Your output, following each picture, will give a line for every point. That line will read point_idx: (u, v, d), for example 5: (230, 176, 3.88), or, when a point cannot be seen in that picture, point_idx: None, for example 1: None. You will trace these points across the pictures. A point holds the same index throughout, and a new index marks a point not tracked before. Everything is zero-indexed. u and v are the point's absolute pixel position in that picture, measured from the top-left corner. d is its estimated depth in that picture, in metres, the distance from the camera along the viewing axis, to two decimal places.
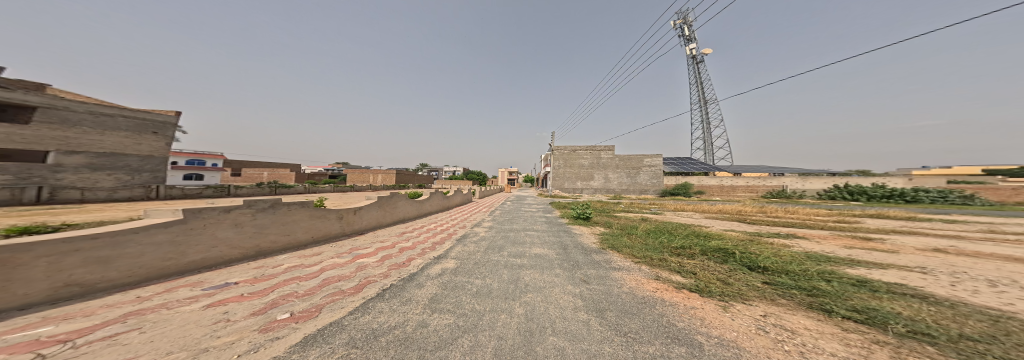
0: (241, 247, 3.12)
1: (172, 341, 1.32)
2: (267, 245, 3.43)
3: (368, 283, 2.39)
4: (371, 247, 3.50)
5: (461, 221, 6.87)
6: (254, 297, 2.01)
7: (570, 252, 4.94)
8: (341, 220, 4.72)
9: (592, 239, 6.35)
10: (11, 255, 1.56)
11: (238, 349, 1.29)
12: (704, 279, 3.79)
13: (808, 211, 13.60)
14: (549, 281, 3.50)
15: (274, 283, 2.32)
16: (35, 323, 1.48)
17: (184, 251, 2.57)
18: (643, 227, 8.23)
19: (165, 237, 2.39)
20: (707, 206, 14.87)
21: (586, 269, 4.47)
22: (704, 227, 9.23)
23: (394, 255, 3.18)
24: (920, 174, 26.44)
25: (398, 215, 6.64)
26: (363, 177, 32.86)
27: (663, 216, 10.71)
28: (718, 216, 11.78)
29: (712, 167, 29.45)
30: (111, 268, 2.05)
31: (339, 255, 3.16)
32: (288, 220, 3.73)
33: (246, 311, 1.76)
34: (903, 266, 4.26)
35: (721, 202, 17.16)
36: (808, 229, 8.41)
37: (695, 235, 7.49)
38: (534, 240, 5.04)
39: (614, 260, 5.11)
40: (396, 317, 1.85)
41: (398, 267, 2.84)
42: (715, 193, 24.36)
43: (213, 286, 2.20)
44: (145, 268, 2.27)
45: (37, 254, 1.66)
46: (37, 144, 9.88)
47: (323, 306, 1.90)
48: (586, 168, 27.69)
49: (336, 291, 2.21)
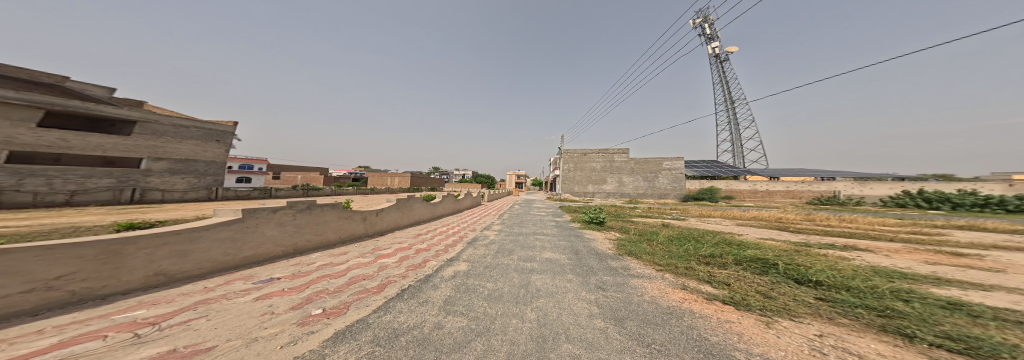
0: (283, 245, 3.52)
1: (230, 330, 1.56)
2: (303, 243, 3.82)
3: (390, 283, 2.58)
4: (391, 248, 3.75)
5: (474, 224, 7.05)
6: (293, 292, 2.28)
7: (583, 257, 4.84)
8: (365, 221, 5.10)
9: (607, 244, 6.16)
10: (120, 247, 1.97)
11: (281, 341, 1.48)
12: (741, 291, 3.47)
13: (870, 220, 11.81)
14: (561, 286, 3.49)
15: (310, 279, 2.62)
16: (133, 306, 1.83)
17: (240, 247, 2.97)
18: (664, 233, 7.78)
19: (227, 234, 2.80)
20: (737, 213, 13.62)
21: (601, 275, 4.35)
22: (736, 235, 8.47)
23: (411, 256, 3.38)
24: (1021, 179, 21.84)
25: (414, 217, 6.99)
26: (384, 179, 34.92)
27: (687, 222, 9.99)
28: (753, 223, 10.71)
29: (744, 171, 26.91)
30: (186, 261, 2.45)
31: (365, 255, 3.46)
32: (323, 220, 4.15)
33: (286, 305, 2.00)
34: (1013, 289, 3.56)
35: (756, 209, 15.59)
36: (870, 241, 7.32)
37: (725, 243, 6.90)
38: (545, 244, 5.02)
39: (633, 267, 4.92)
40: (414, 317, 1.99)
41: (415, 268, 3.01)
42: (749, 199, 22.20)
43: (261, 281, 2.52)
44: (211, 260, 2.67)
45: (136, 247, 2.07)
46: (134, 153, 11.88)
47: (350, 304, 2.10)
48: (598, 172, 26.75)
49: (361, 289, 2.42)
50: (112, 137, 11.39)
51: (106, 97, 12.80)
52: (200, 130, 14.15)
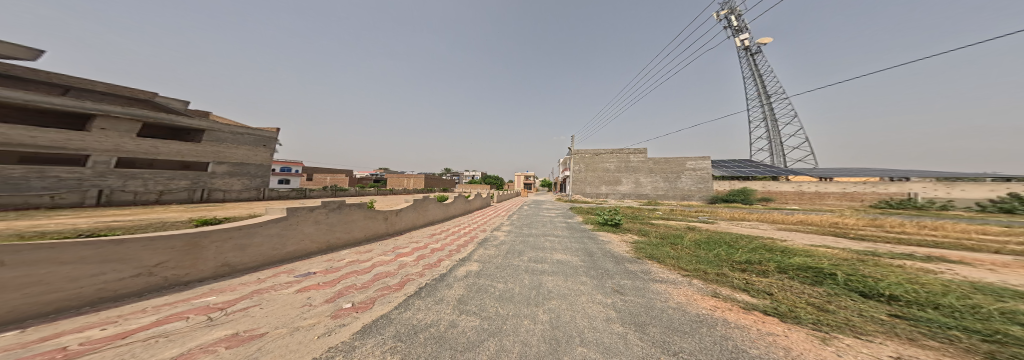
0: (319, 241, 3.94)
1: (278, 319, 1.82)
2: (335, 240, 4.25)
3: (409, 280, 2.79)
4: (409, 247, 4.02)
5: (484, 225, 7.24)
6: (326, 286, 2.58)
7: (597, 259, 4.74)
8: (386, 220, 5.49)
9: (624, 247, 5.93)
10: (198, 240, 2.40)
11: (318, 331, 1.71)
12: (788, 303, 3.16)
13: (958, 227, 9.85)
14: (574, 288, 3.47)
15: (340, 274, 2.93)
16: (207, 292, 2.22)
17: (285, 243, 3.40)
18: (690, 237, 7.27)
19: (276, 230, 3.23)
20: (771, 216, 12.32)
21: (619, 278, 4.24)
22: (779, 241, 7.54)
23: (427, 256, 3.60)
24: None
25: (428, 217, 7.34)
26: (401, 180, 36.82)
27: (716, 225, 9.17)
28: (799, 228, 9.50)
29: (786, 171, 24.02)
30: (245, 254, 2.88)
31: (386, 253, 3.76)
32: (351, 219, 4.56)
33: (322, 298, 2.28)
34: None
35: (801, 212, 13.79)
36: (959, 252, 6.12)
37: (766, 249, 6.24)
38: (555, 245, 5.01)
39: (655, 271, 4.71)
40: (431, 315, 2.13)
41: (431, 267, 3.21)
42: (792, 202, 19.76)
43: (301, 274, 2.88)
44: (264, 254, 3.10)
45: (211, 240, 2.51)
46: (202, 157, 13.95)
47: (375, 300, 2.31)
48: (612, 173, 25.52)
49: (384, 286, 2.65)
50: (188, 145, 13.51)
51: (183, 109, 15.17)
52: (252, 136, 16.21)
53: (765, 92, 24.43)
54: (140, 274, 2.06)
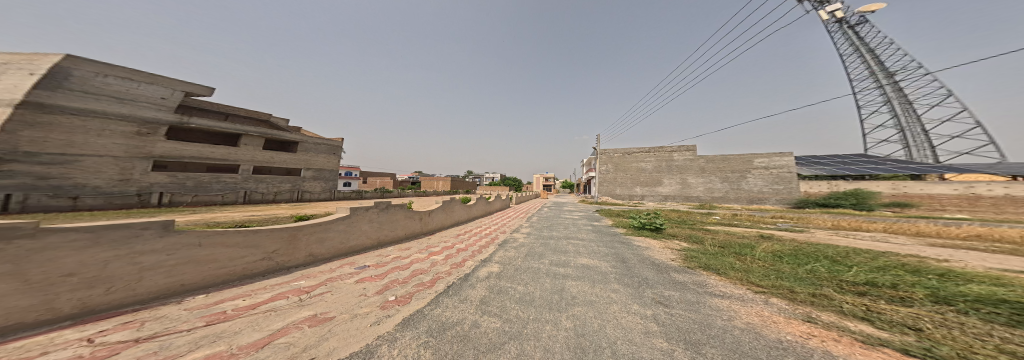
0: (373, 237, 4.74)
1: (342, 304, 2.26)
2: (385, 236, 5.04)
3: (439, 278, 3.17)
4: (440, 247, 4.51)
5: (506, 226, 7.53)
6: (377, 279, 3.14)
7: (632, 266, 4.37)
8: (421, 220, 6.21)
9: (667, 255, 5.25)
10: (295, 233, 3.28)
11: (370, 320, 2.08)
12: (953, 345, 2.17)
13: None
14: (603, 296, 3.34)
15: (387, 269, 3.51)
16: (299, 277, 3.00)
17: (349, 238, 4.23)
18: (765, 247, 5.87)
19: (342, 227, 4.07)
20: (888, 224, 9.11)
21: (661, 289, 3.83)
22: (930, 263, 5.26)
23: (454, 255, 3.98)
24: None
25: (455, 217, 7.97)
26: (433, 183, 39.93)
27: (807, 234, 7.14)
28: (949, 244, 6.65)
29: (931, 169, 17.07)
30: (323, 246, 3.74)
31: (421, 251, 4.32)
32: (395, 218, 5.32)
33: (374, 289, 2.74)
34: None
35: (961, 223, 9.55)
36: None
37: (878, 268, 4.61)
38: (579, 248, 4.82)
39: (711, 284, 4.07)
40: (457, 313, 2.39)
41: (457, 266, 3.56)
42: (954, 208, 13.52)
43: (359, 267, 3.58)
44: (335, 247, 3.96)
45: (304, 232, 3.40)
46: (297, 164, 18.16)
47: (411, 295, 2.69)
48: (650, 173, 22.73)
49: (419, 282, 3.07)
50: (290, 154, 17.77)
51: (284, 126, 19.93)
52: (327, 146, 20.32)
53: (879, 69, 18.16)
54: (262, 258, 2.92)
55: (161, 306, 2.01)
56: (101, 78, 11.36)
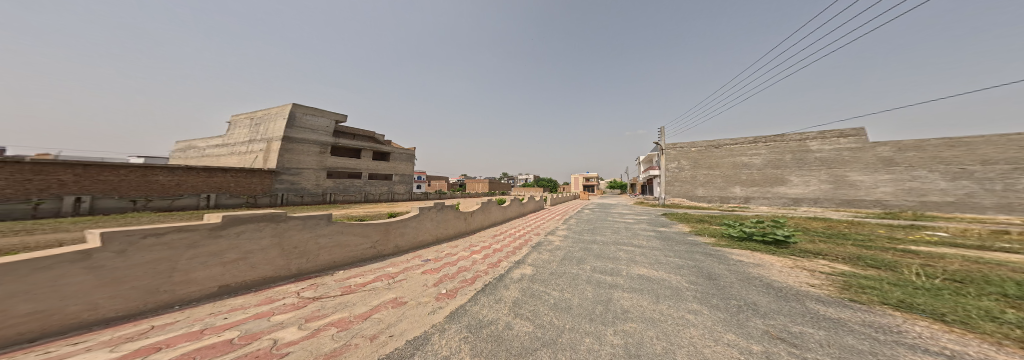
0: (435, 232, 5.86)
1: (411, 291, 3.09)
2: (442, 233, 6.11)
3: (478, 277, 3.60)
4: (482, 246, 5.12)
5: (540, 228, 7.87)
6: (436, 271, 3.90)
7: (723, 286, 3.40)
8: (466, 219, 7.07)
9: (800, 277, 3.62)
10: (386, 228, 4.67)
11: (426, 310, 2.74)
12: None
13: None
14: (672, 314, 2.76)
15: (442, 263, 4.27)
16: (389, 263, 4.19)
17: (420, 233, 5.42)
18: None
19: (414, 222, 5.27)
20: None
21: (787, 321, 2.63)
22: None
23: (492, 255, 4.43)
24: None
25: (493, 219, 8.67)
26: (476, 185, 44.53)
27: None
28: None
29: None
30: (404, 237, 5.01)
31: (466, 249, 4.98)
32: (449, 217, 6.37)
33: (432, 281, 3.47)
34: None
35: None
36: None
37: None
38: (635, 256, 4.45)
39: (888, 320, 2.53)
40: (491, 313, 2.70)
41: (493, 266, 3.94)
42: None
43: (425, 259, 4.54)
44: (411, 240, 5.20)
45: (393, 227, 4.81)
46: (390, 169, 25.42)
47: (457, 290, 3.23)
48: (776, 171, 19.02)
49: (463, 279, 3.60)
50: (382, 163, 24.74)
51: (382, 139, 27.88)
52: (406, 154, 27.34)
53: None
54: (371, 246, 4.41)
55: (325, 274, 3.59)
56: (305, 117, 20.63)
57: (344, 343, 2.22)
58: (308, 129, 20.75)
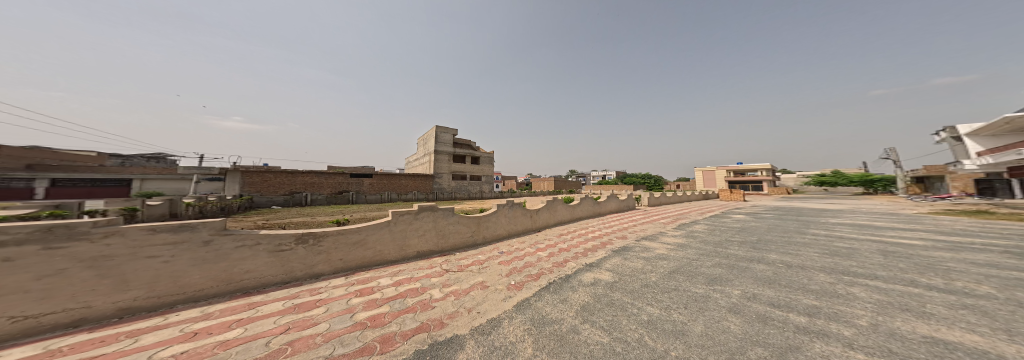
0: (511, 227, 6.58)
1: (489, 276, 4.10)
2: (516, 228, 6.76)
3: (542, 274, 3.93)
4: (545, 246, 5.71)
5: (622, 232, 6.97)
6: (507, 264, 4.62)
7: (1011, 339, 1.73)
8: (530, 217, 7.30)
9: None
10: (481, 220, 5.73)
11: (501, 296, 3.38)
12: None
13: None
14: None
15: (513, 257, 4.99)
16: (479, 252, 5.15)
17: (500, 228, 6.22)
18: None
19: (497, 218, 6.14)
20: None
21: None
22: None
23: (558, 255, 4.87)
24: None
25: (558, 217, 8.50)
26: (540, 184, 44.98)
27: None
28: None
29: None
30: (492, 228, 5.97)
31: (532, 246, 5.77)
32: (518, 214, 6.83)
33: (505, 272, 4.25)
34: None
35: None
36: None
37: None
38: (849, 297, 2.67)
39: None
40: (557, 312, 2.58)
41: (559, 265, 4.24)
42: None
43: (500, 252, 5.27)
44: (497, 231, 6.11)
45: (487, 221, 5.86)
46: (480, 171, 31.19)
47: (524, 284, 3.68)
48: None
49: (528, 274, 4.05)
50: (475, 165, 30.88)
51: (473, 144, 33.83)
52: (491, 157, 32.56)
53: None
54: (470, 235, 5.47)
55: (451, 253, 4.97)
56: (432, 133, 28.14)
57: (455, 309, 3.13)
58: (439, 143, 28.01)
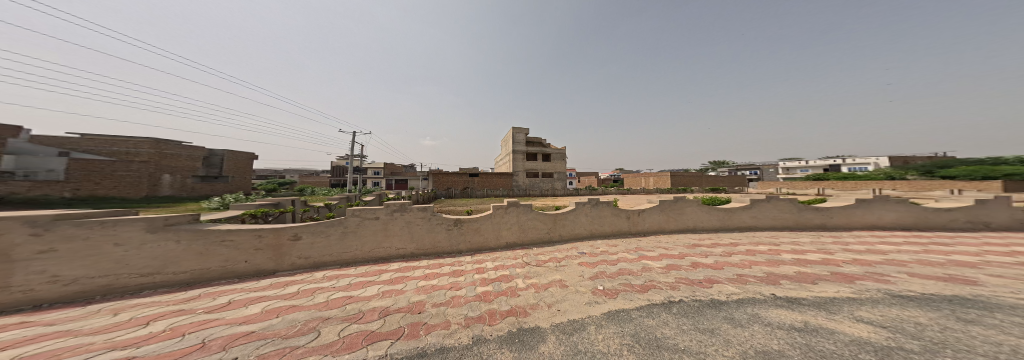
0: (591, 229, 6.00)
1: (568, 274, 4.03)
2: (600, 230, 6.13)
3: (652, 287, 3.36)
4: (652, 252, 4.90)
5: (927, 269, 3.88)
6: (591, 265, 4.33)
7: None
8: (629, 219, 6.41)
9: None
10: (569, 216, 5.76)
11: (586, 299, 3.21)
12: None
13: None
14: None
15: (599, 260, 4.58)
16: (561, 249, 5.13)
17: (585, 229, 5.94)
18: None
19: (582, 217, 5.88)
20: None
21: None
22: None
23: (678, 268, 4.00)
24: None
25: (683, 222, 6.80)
26: (641, 180, 37.98)
27: None
28: None
29: None
30: (578, 226, 5.85)
31: (631, 251, 5.01)
32: (606, 214, 6.15)
33: (589, 274, 4.01)
34: None
35: None
36: None
37: None
38: None
39: None
40: (692, 344, 2.07)
41: (688, 283, 3.41)
42: None
43: (581, 252, 5.00)
44: (583, 229, 5.90)
45: (570, 217, 5.75)
46: None
47: (619, 292, 3.32)
48: None
49: (629, 282, 3.59)
50: (547, 162, 30.90)
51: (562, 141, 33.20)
52: None
53: None
54: (545, 231, 5.51)
55: (529, 247, 5.28)
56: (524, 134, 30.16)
57: (536, 301, 3.30)
58: (515, 143, 29.78)
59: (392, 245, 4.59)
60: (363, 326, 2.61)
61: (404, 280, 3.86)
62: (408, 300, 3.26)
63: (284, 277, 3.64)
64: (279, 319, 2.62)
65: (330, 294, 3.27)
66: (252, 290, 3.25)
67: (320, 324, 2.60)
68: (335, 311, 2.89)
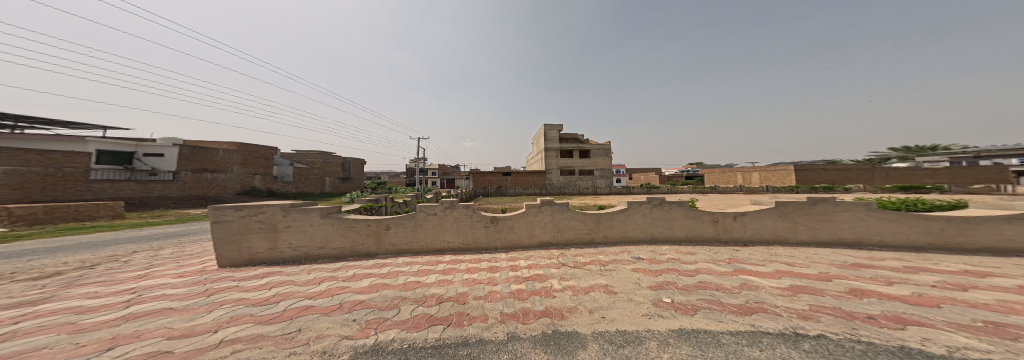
0: (647, 232, 5.18)
1: (620, 280, 3.57)
2: (660, 233, 5.23)
3: (757, 310, 2.60)
4: (755, 267, 3.82)
5: None
6: (651, 274, 3.71)
7: None
8: (715, 224, 5.22)
9: None
10: (620, 216, 5.12)
11: (643, 311, 2.76)
12: None
13: None
14: None
15: (663, 268, 3.90)
16: (604, 252, 4.61)
17: (649, 232, 5.17)
18: None
19: (641, 218, 5.14)
20: None
21: None
22: None
23: (811, 294, 2.95)
24: None
25: (801, 229, 5.15)
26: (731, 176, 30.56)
27: None
28: None
29: None
30: (636, 228, 5.16)
31: (720, 263, 4.04)
32: (675, 216, 5.20)
33: (649, 282, 3.45)
34: None
35: None
36: None
37: None
38: None
39: None
40: None
41: (846, 317, 2.37)
42: None
43: (635, 257, 4.37)
44: (637, 231, 5.15)
45: (620, 217, 5.11)
46: None
47: (698, 308, 2.72)
48: None
49: (716, 300, 2.88)
50: (586, 159, 29.00)
51: None
52: None
53: None
54: (586, 232, 5.07)
55: (562, 247, 4.99)
56: None
57: (574, 306, 3.04)
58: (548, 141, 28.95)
59: (448, 238, 5.04)
60: (425, 309, 2.93)
61: (451, 272, 4.17)
62: (456, 291, 3.51)
63: (377, 260, 4.47)
64: (377, 294, 3.20)
65: (405, 278, 3.81)
66: (365, 267, 4.11)
67: (399, 302, 3.06)
68: (408, 292, 3.36)
